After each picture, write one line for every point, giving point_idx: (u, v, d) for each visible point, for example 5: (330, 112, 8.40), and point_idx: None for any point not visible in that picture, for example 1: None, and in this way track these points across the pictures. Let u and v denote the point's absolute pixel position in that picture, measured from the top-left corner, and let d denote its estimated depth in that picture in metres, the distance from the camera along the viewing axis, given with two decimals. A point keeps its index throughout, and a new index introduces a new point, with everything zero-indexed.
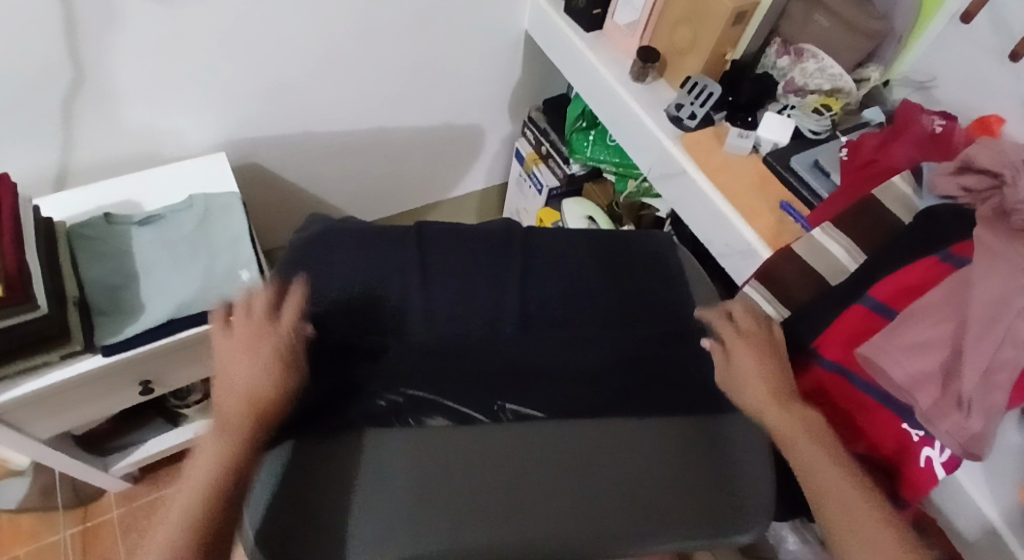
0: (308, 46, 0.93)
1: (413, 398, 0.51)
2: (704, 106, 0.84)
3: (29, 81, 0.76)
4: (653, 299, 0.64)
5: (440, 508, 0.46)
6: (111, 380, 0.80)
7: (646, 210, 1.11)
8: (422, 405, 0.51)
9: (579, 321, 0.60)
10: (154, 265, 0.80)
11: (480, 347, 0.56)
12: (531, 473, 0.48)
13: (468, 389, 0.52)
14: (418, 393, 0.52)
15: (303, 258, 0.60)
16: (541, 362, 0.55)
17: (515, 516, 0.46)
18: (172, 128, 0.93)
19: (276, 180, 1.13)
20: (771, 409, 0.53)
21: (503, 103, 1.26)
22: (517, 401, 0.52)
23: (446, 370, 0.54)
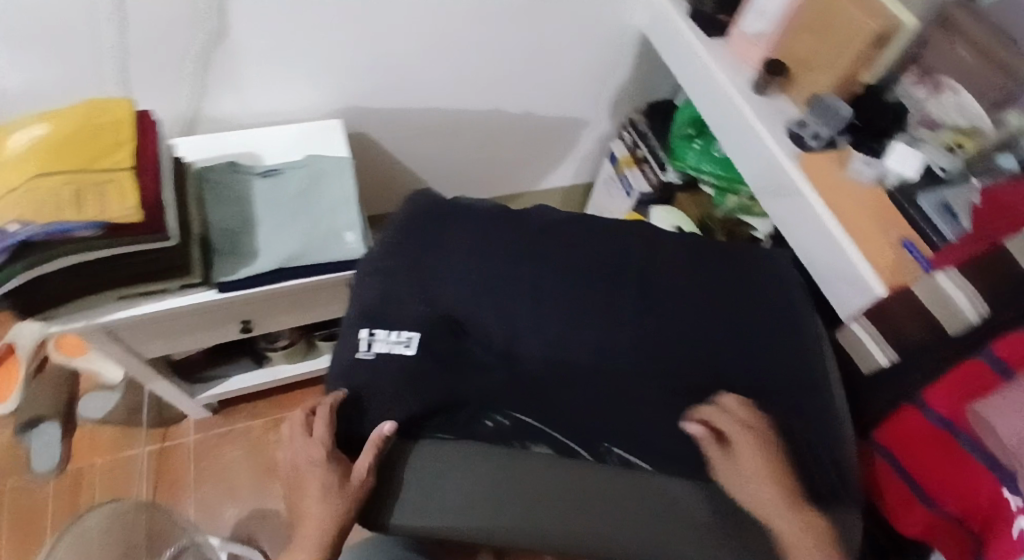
0: (428, 25, 0.95)
1: (519, 423, 0.59)
2: (831, 127, 0.81)
3: (171, 22, 0.80)
4: (761, 345, 0.65)
5: (472, 498, 0.53)
6: (214, 313, 0.84)
7: (741, 228, 1.09)
8: (528, 431, 0.58)
9: (683, 361, 0.63)
10: (267, 214, 0.83)
11: (580, 372, 0.61)
12: (557, 481, 0.54)
13: (576, 423, 0.59)
14: (523, 419, 0.59)
15: (425, 264, 0.68)
16: (637, 400, 0.60)
17: (544, 511, 0.52)
18: (293, 88, 0.97)
19: (379, 151, 1.16)
20: (766, 502, 0.52)
21: (605, 102, 1.25)
22: (625, 448, 0.57)
23: (543, 394, 0.60)
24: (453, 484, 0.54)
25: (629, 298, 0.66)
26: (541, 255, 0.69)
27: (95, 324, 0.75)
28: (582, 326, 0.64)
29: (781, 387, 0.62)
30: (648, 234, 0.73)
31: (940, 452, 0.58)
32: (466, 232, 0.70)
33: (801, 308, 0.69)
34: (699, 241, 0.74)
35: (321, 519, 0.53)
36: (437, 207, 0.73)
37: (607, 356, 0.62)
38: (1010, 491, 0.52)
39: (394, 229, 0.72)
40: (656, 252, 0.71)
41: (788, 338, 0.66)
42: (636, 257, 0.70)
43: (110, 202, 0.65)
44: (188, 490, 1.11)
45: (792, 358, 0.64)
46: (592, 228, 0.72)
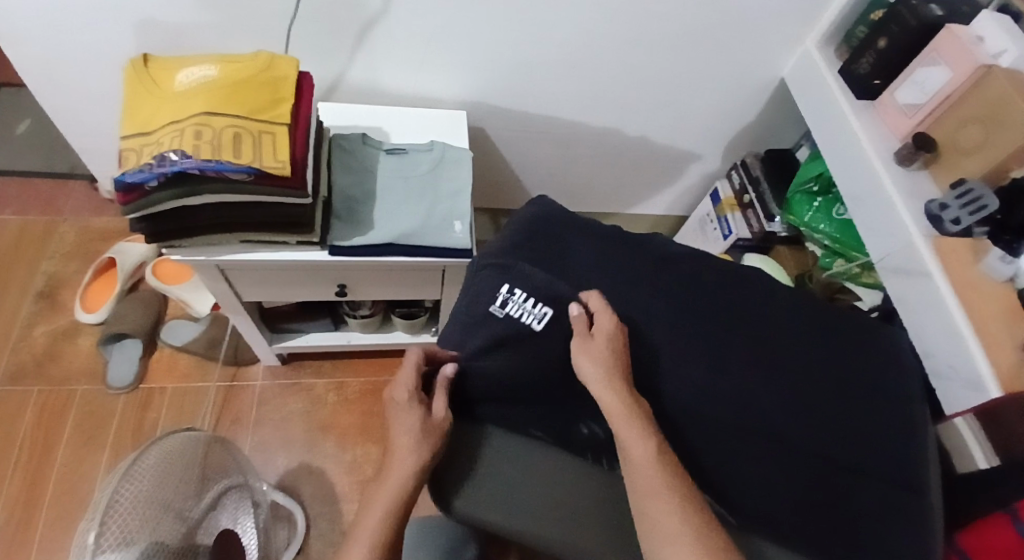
0: (574, 38, 0.97)
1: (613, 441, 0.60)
2: (971, 215, 0.76)
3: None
4: (868, 422, 0.63)
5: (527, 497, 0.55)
6: (319, 272, 0.87)
7: (841, 294, 1.06)
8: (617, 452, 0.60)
9: (787, 423, 0.61)
10: (390, 190, 0.86)
11: (676, 405, 0.62)
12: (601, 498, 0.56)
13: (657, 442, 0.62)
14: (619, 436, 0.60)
15: (548, 267, 0.70)
16: (725, 439, 0.60)
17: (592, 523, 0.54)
18: (434, 76, 1.00)
19: (491, 148, 1.18)
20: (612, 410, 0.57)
21: (721, 141, 1.24)
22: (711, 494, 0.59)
23: None
24: (507, 475, 0.56)
25: (741, 345, 0.65)
26: (660, 278, 0.69)
27: (214, 260, 0.79)
28: (691, 365, 0.64)
29: (871, 462, 0.61)
30: (767, 284, 0.71)
31: None
32: (588, 248, 0.71)
33: (917, 395, 0.66)
34: (817, 301, 0.71)
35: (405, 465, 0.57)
36: (559, 215, 0.74)
37: (713, 401, 0.62)
38: None
39: (516, 229, 0.73)
40: (774, 305, 0.69)
41: (892, 413, 0.64)
42: (753, 308, 0.68)
43: (264, 151, 0.70)
44: (246, 431, 1.15)
45: (896, 441, 0.62)
46: (711, 268, 0.72)
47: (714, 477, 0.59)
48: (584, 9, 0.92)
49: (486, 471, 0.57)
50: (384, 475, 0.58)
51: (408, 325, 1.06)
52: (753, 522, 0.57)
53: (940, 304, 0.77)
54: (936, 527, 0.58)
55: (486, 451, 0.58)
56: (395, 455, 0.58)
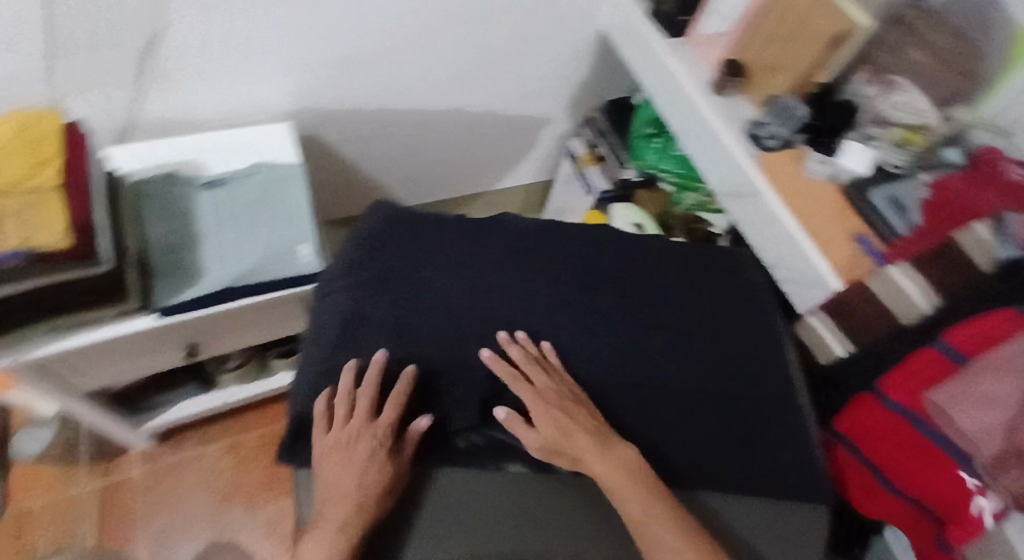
0: (383, 23, 0.92)
1: (494, 440, 0.59)
2: (786, 128, 0.83)
3: (121, 22, 0.76)
4: (732, 352, 0.68)
5: (489, 522, 0.56)
6: (161, 337, 0.80)
7: (699, 224, 1.11)
8: (502, 449, 0.59)
9: (658, 372, 0.64)
10: (212, 230, 0.80)
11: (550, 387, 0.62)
12: (552, 500, 0.58)
13: None
14: (496, 436, 0.60)
15: (396, 278, 0.66)
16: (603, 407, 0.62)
17: (554, 527, 0.56)
18: (244, 89, 0.92)
19: (331, 156, 1.12)
20: (593, 452, 0.56)
21: (563, 101, 1.24)
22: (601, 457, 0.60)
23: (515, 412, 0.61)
24: (443, 528, 0.56)
25: (604, 307, 0.67)
26: (515, 265, 0.69)
27: (20, 362, 0.69)
28: (562, 340, 0.65)
29: (740, 391, 0.65)
30: (621, 242, 0.73)
31: (896, 438, 0.69)
32: (440, 245, 0.69)
33: (769, 309, 0.72)
34: (670, 249, 0.74)
35: (341, 509, 0.54)
36: (400, 217, 0.72)
37: (587, 376, 0.63)
38: (966, 472, 0.63)
39: (356, 245, 0.69)
40: (629, 264, 0.72)
41: (746, 338, 0.69)
42: (610, 271, 0.70)
43: (37, 224, 0.62)
44: (139, 525, 1.05)
45: (758, 363, 0.67)
46: (563, 236, 0.73)
47: None
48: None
49: (439, 513, 0.56)
50: (316, 529, 0.54)
51: (291, 362, 1.02)
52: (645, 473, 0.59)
53: (770, 214, 0.81)
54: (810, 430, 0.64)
55: (435, 494, 0.57)
56: (328, 503, 0.54)
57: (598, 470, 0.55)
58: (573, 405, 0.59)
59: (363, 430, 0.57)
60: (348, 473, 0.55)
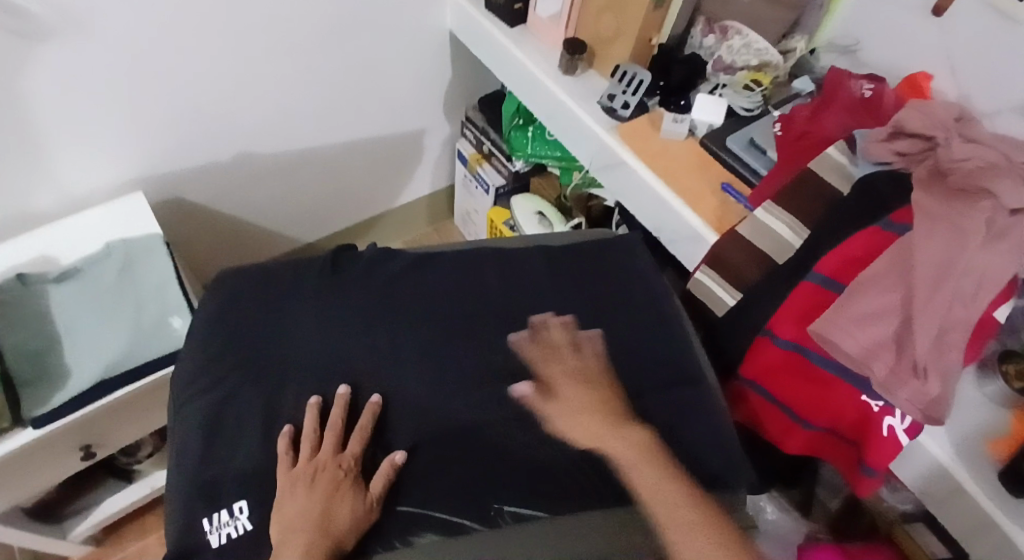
0: (218, 68, 0.90)
1: (404, 517, 0.56)
2: (636, 93, 0.85)
3: None
4: (628, 346, 0.68)
5: None
6: (50, 448, 0.76)
7: (593, 200, 1.13)
8: (408, 523, 0.55)
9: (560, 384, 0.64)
10: (76, 322, 0.78)
11: (449, 431, 0.60)
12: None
13: (462, 495, 0.57)
14: (409, 508, 0.56)
15: (265, 354, 0.64)
16: (504, 434, 0.60)
17: None
18: (89, 165, 0.89)
19: (207, 213, 1.08)
20: (598, 428, 0.59)
21: (438, 106, 1.23)
22: (513, 501, 0.57)
23: (424, 462, 0.59)
24: None
25: (489, 329, 0.68)
26: (390, 308, 0.69)
27: None
28: (447, 373, 0.64)
29: (645, 387, 0.65)
30: (499, 257, 0.75)
31: (797, 376, 0.67)
32: (300, 294, 0.69)
33: (663, 295, 0.74)
34: (550, 257, 0.76)
35: None
36: (257, 281, 0.71)
37: (480, 404, 0.62)
38: (868, 395, 0.63)
39: (212, 331, 0.67)
40: (511, 282, 0.72)
41: (639, 328, 0.70)
42: (491, 293, 0.71)
43: None
44: None
45: (657, 352, 0.68)
46: (433, 263, 0.74)
47: (515, 483, 0.58)
48: (223, 33, 0.86)
49: None
50: None
51: None
52: (564, 507, 0.57)
53: (641, 181, 0.83)
54: (719, 404, 0.66)
55: None
56: None
57: (593, 438, 0.59)
58: (593, 382, 0.63)
59: (330, 462, 0.58)
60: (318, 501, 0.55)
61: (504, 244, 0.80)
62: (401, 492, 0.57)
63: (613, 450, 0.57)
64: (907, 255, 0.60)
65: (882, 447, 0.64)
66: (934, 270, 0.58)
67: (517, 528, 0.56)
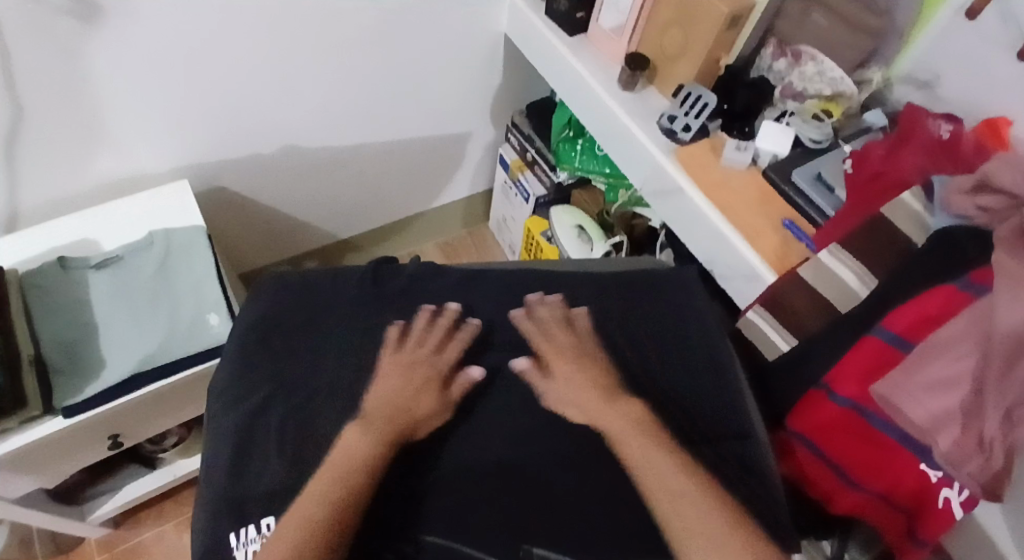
0: (263, 59, 0.88)
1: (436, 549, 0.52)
2: (698, 117, 0.82)
3: None
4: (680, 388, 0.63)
5: None
6: (79, 436, 0.76)
7: (638, 218, 1.11)
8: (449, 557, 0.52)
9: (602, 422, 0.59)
10: (111, 310, 0.77)
11: (493, 470, 0.56)
12: None
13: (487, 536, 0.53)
14: (439, 540, 0.53)
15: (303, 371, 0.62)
16: (547, 475, 0.56)
17: None
18: (134, 150, 0.89)
19: (245, 204, 1.07)
20: (594, 407, 0.59)
21: (484, 110, 1.20)
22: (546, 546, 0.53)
23: (464, 498, 0.55)
24: None
25: (530, 362, 0.64)
26: (435, 331, 0.66)
27: None
28: (488, 404, 0.61)
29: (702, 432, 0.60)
30: (547, 282, 0.73)
31: (854, 436, 0.64)
32: (342, 307, 0.68)
33: (715, 336, 0.69)
34: (603, 288, 0.73)
35: None
36: (301, 292, 0.70)
37: (521, 443, 0.58)
38: (928, 464, 0.60)
39: (248, 344, 0.66)
40: (561, 310, 0.69)
41: (689, 367, 0.65)
42: (537, 320, 0.68)
43: None
44: None
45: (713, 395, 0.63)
46: (478, 280, 0.73)
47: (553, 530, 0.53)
48: (275, 24, 0.84)
49: None
50: None
51: None
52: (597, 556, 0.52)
53: (697, 211, 0.79)
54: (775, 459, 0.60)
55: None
56: None
57: (591, 413, 0.59)
58: (586, 354, 0.64)
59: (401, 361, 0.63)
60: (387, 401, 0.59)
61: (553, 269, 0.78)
62: (428, 520, 0.54)
63: (609, 426, 0.57)
64: (985, 317, 0.56)
65: (936, 520, 0.60)
66: (1011, 337, 0.53)
67: None
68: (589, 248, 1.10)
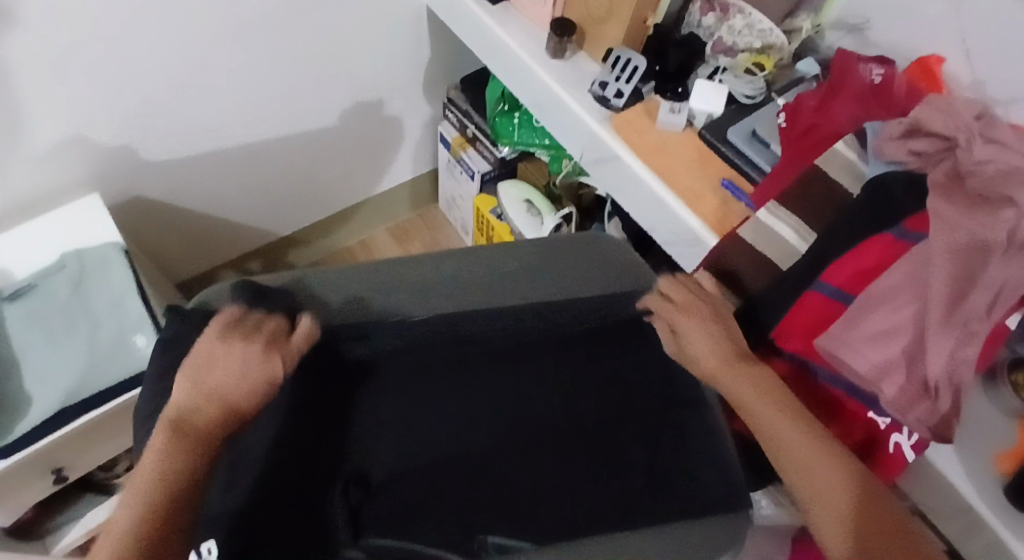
0: (167, 54, 0.82)
1: (375, 550, 0.50)
2: (630, 81, 0.79)
3: None
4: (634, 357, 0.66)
5: None
6: (19, 477, 0.72)
7: (584, 188, 1.10)
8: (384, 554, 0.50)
9: (555, 397, 0.62)
10: (30, 346, 0.72)
11: (463, 444, 0.58)
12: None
13: (449, 520, 0.53)
14: (383, 542, 0.51)
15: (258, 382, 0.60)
16: (523, 444, 0.59)
17: None
18: (41, 172, 0.83)
19: (174, 211, 1.02)
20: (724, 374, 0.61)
21: (418, 87, 1.16)
22: (500, 533, 0.53)
23: (430, 482, 0.55)
24: None
25: (514, 332, 0.65)
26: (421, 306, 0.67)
27: None
28: (471, 379, 0.62)
29: (648, 401, 0.64)
30: (498, 267, 0.72)
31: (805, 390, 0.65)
32: (222, 357, 0.56)
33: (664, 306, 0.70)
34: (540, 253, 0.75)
35: None
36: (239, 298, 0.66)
37: (511, 419, 0.60)
38: (875, 412, 0.61)
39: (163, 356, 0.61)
40: (515, 283, 0.72)
41: (641, 338, 0.67)
42: (505, 291, 0.70)
43: None
44: None
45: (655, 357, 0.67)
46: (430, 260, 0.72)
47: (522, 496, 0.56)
48: (179, 15, 0.79)
49: None
50: None
51: None
52: (560, 536, 0.54)
53: (636, 180, 0.78)
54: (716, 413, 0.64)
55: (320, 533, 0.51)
56: None
57: (716, 373, 0.61)
58: (713, 316, 0.64)
59: (233, 358, 0.55)
60: (223, 388, 0.54)
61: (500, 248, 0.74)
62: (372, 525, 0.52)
63: (711, 368, 0.61)
64: (924, 264, 0.56)
65: (889, 464, 0.61)
66: (954, 279, 0.55)
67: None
68: (539, 221, 1.09)
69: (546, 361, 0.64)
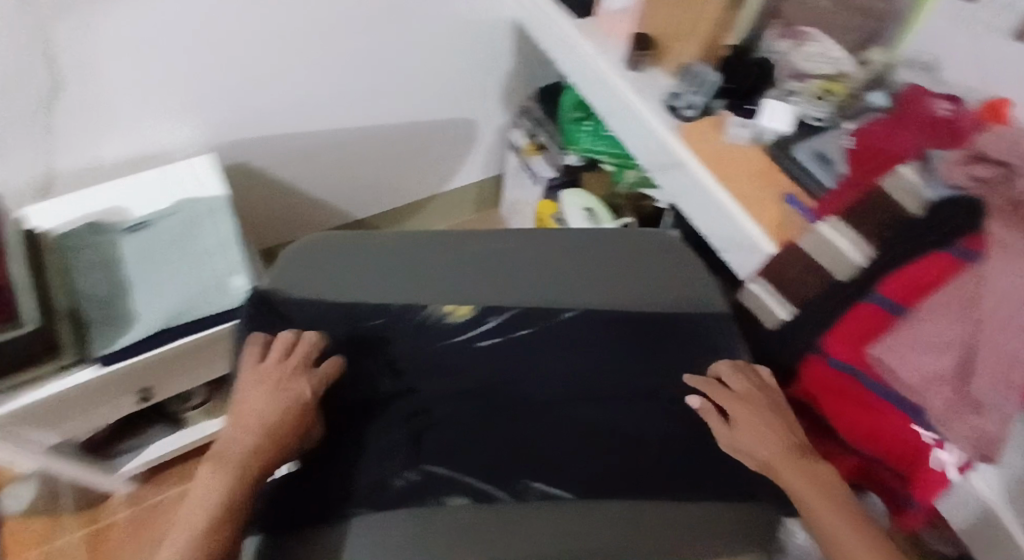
0: (280, 38, 0.92)
1: (432, 475, 0.59)
2: (702, 96, 0.86)
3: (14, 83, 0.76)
4: (677, 346, 0.69)
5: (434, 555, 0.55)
6: (110, 388, 0.81)
7: (645, 201, 1.15)
8: (440, 482, 0.58)
9: (598, 370, 0.67)
10: (138, 273, 0.82)
11: (504, 390, 0.65)
12: (533, 522, 0.57)
13: (492, 461, 0.60)
14: (436, 470, 0.59)
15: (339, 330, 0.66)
16: (563, 404, 0.64)
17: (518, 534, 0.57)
18: (163, 129, 0.94)
19: (266, 181, 1.12)
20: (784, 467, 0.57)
21: (498, 92, 1.24)
22: (542, 480, 0.59)
23: (482, 426, 0.62)
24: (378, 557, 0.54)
25: (555, 318, 0.70)
26: (479, 272, 0.73)
27: None
28: (518, 344, 0.68)
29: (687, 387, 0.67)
30: (569, 252, 0.75)
31: (852, 400, 0.66)
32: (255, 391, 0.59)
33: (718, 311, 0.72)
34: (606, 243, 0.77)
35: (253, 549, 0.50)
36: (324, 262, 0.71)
37: (557, 389, 0.66)
38: (920, 425, 0.62)
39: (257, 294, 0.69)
40: (581, 269, 0.74)
41: (687, 330, 0.71)
42: (563, 271, 0.74)
43: None
44: None
45: (695, 347, 0.70)
46: (495, 234, 0.76)
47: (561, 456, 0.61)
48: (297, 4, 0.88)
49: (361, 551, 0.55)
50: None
51: None
52: (591, 491, 0.59)
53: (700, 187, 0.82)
54: None
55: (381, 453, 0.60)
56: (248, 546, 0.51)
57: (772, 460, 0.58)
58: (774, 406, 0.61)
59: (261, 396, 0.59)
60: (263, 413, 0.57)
61: (554, 234, 0.77)
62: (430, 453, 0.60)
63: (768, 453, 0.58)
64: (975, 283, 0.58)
65: (930, 482, 0.62)
66: (1006, 299, 0.56)
67: (543, 505, 0.58)
68: None
69: (595, 340, 0.69)
